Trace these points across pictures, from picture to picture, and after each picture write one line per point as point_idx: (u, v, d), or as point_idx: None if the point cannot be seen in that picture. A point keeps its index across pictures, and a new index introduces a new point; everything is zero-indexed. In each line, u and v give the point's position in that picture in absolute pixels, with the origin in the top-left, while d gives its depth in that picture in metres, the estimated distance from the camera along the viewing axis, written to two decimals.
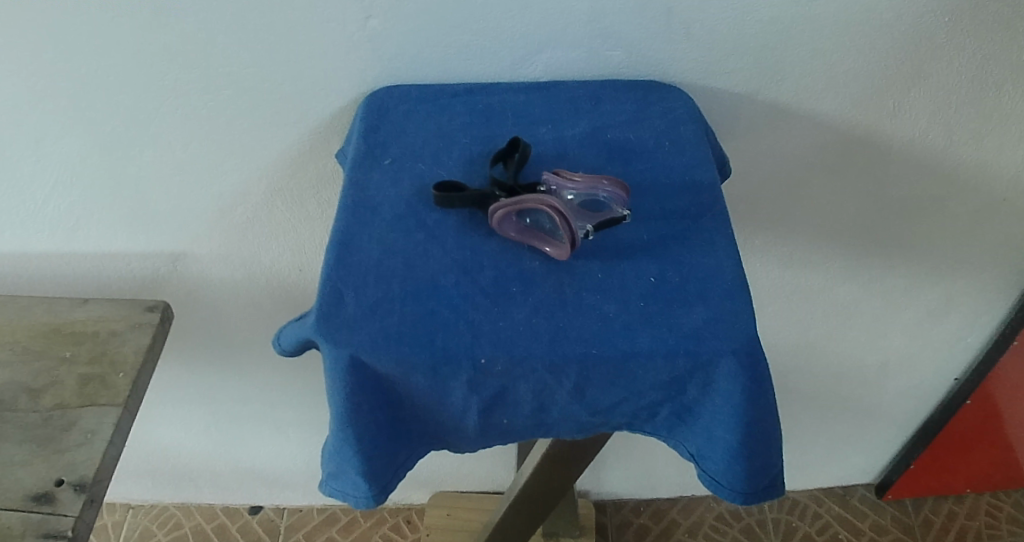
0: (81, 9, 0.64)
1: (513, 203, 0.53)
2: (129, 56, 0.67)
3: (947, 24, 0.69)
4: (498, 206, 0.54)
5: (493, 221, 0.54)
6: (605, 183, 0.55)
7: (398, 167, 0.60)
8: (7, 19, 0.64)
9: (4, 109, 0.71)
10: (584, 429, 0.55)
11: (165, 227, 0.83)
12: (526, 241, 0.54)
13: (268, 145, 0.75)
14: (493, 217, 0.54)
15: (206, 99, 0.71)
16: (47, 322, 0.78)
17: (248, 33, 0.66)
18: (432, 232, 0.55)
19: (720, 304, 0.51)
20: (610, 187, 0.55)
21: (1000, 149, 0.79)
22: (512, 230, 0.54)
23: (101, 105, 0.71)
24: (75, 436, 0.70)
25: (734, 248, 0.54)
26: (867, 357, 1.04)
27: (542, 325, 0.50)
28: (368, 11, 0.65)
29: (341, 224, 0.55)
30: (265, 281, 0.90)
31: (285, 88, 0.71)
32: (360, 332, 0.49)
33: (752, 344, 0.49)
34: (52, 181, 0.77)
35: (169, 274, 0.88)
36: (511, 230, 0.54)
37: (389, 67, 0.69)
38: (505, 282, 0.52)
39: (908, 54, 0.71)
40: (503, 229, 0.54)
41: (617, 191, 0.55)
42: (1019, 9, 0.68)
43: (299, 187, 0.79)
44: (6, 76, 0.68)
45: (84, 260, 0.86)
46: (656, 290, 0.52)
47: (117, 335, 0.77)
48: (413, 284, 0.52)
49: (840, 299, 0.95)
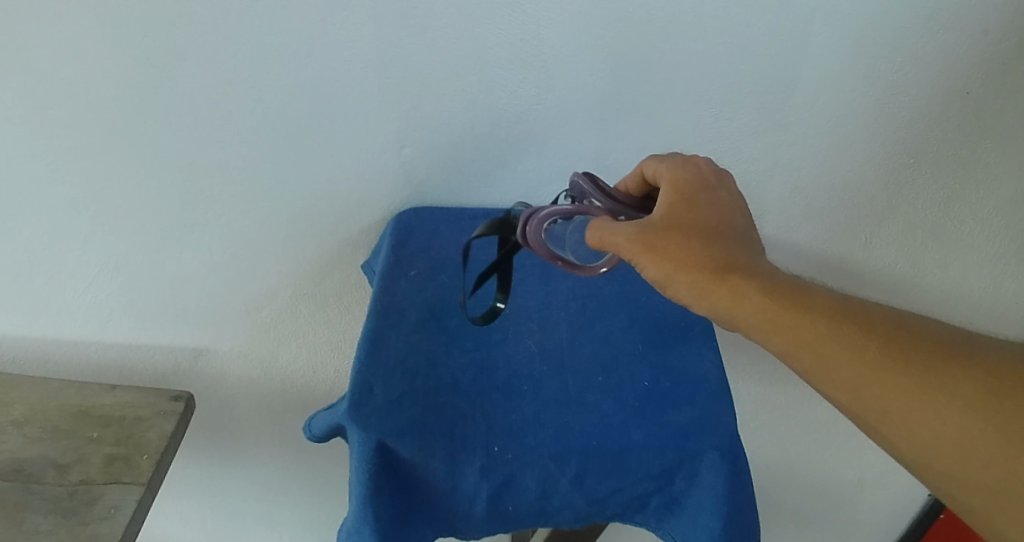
0: (147, 121, 0.70)
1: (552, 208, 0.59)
2: (184, 165, 0.74)
3: (912, 165, 0.79)
4: (527, 214, 0.60)
5: (523, 238, 0.60)
6: (633, 173, 0.65)
7: (423, 277, 0.68)
8: (79, 126, 0.70)
9: (61, 209, 0.76)
10: (580, 519, 0.59)
11: (193, 323, 0.88)
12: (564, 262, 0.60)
13: (301, 253, 0.83)
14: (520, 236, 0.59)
15: (249, 208, 0.78)
16: (78, 405, 0.83)
17: (296, 151, 0.74)
18: (453, 334, 0.63)
19: (706, 406, 0.58)
20: (632, 187, 0.66)
21: (965, 275, 0.88)
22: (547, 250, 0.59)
23: (152, 206, 0.76)
24: (99, 510, 0.74)
25: (719, 357, 0.62)
26: (844, 472, 1.10)
27: (549, 417, 0.58)
28: (404, 141, 0.74)
29: (370, 323, 0.61)
30: (279, 380, 0.95)
31: (322, 203, 0.78)
32: (390, 420, 0.55)
33: (733, 441, 0.56)
34: (92, 275, 0.82)
35: (190, 368, 0.92)
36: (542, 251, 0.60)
37: (417, 190, 0.78)
38: (516, 381, 0.60)
39: (875, 195, 0.81)
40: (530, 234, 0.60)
41: (639, 190, 0.66)
42: (973, 154, 0.78)
43: (323, 292, 0.86)
44: (69, 177, 0.73)
45: (111, 350, 0.89)
46: (649, 394, 0.59)
47: (143, 420, 0.82)
48: (436, 380, 0.59)
49: (818, 415, 1.03)
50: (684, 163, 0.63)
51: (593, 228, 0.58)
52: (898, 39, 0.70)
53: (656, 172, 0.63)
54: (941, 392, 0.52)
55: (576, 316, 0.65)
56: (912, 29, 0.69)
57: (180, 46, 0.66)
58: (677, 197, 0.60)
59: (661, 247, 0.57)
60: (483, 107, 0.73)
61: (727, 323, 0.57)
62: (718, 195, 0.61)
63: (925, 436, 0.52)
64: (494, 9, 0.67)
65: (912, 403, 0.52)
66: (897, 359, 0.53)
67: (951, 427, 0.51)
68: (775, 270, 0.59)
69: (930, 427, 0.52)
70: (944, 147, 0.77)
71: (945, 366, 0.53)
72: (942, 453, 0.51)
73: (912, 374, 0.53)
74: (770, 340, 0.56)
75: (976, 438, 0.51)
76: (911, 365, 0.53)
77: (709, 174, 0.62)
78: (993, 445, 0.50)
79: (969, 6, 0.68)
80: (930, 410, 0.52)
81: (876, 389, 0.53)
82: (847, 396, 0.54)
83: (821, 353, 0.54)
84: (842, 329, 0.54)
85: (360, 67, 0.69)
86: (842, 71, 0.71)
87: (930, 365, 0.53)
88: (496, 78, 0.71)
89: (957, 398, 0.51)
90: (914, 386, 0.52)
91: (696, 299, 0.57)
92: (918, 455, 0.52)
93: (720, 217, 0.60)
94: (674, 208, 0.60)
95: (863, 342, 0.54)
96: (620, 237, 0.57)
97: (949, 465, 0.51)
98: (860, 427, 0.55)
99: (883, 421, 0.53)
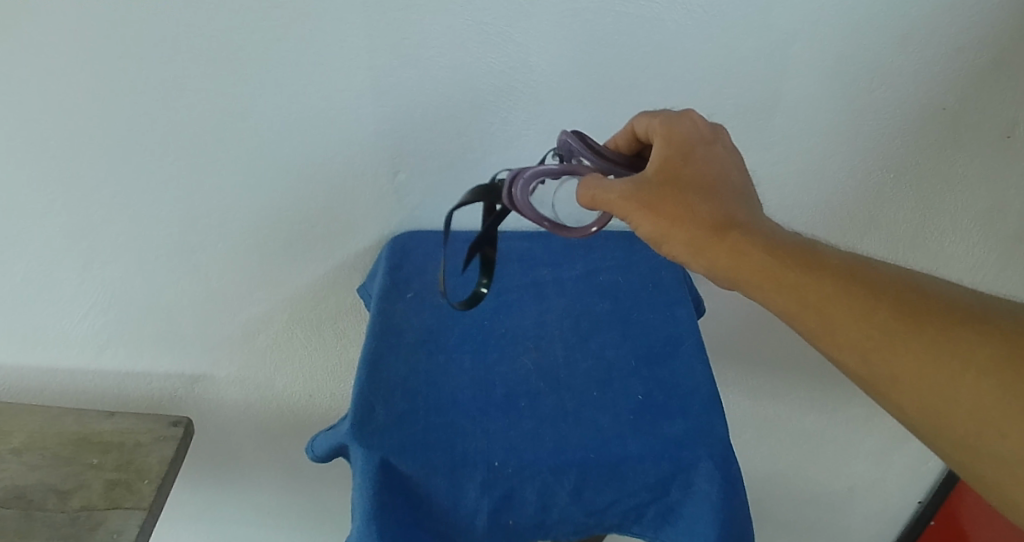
0: (145, 151, 0.71)
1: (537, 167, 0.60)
2: (182, 193, 0.75)
3: (892, 180, 0.81)
4: (512, 175, 0.61)
5: (506, 199, 0.60)
6: (624, 130, 0.66)
7: (420, 300, 0.69)
8: (78, 157, 0.71)
9: (59, 239, 0.76)
10: (579, 530, 0.61)
11: (190, 349, 0.88)
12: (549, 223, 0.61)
13: (297, 279, 0.84)
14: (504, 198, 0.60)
15: (246, 235, 0.79)
16: (77, 431, 0.84)
17: (292, 177, 0.75)
18: (451, 354, 0.64)
19: (699, 417, 0.60)
20: (622, 144, 0.67)
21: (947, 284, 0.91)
22: (531, 211, 0.60)
23: (150, 234, 0.77)
24: (102, 535, 0.74)
25: (709, 370, 0.64)
26: (835, 482, 1.12)
27: (547, 432, 0.59)
28: (398, 167, 0.76)
29: (370, 346, 0.64)
30: (276, 406, 0.96)
31: (319, 229, 0.80)
32: (391, 438, 0.57)
33: (725, 450, 0.58)
34: (89, 304, 0.82)
35: (187, 394, 0.92)
36: (527, 213, 0.60)
37: (412, 215, 0.80)
38: (514, 398, 0.61)
39: (855, 209, 0.84)
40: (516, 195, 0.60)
41: (631, 147, 0.67)
42: (950, 168, 0.80)
43: (318, 317, 0.87)
44: (68, 208, 0.74)
45: (108, 377, 0.90)
46: (643, 406, 0.61)
47: (142, 446, 0.83)
48: (435, 399, 0.60)
49: (807, 426, 1.05)
50: (680, 117, 0.62)
51: (584, 187, 0.59)
52: (874, 60, 0.72)
53: (651, 129, 0.63)
54: (957, 356, 0.47)
55: (569, 334, 0.67)
56: (888, 50, 0.72)
57: (178, 77, 0.67)
58: (672, 153, 0.60)
59: (654, 203, 0.57)
60: (473, 133, 0.75)
61: (725, 281, 0.55)
62: (715, 150, 0.61)
63: (936, 404, 0.47)
64: (485, 39, 0.69)
65: (924, 367, 0.48)
66: (907, 318, 0.49)
67: (966, 395, 0.46)
68: (778, 230, 0.57)
69: (942, 394, 0.47)
70: (922, 162, 0.80)
71: (962, 330, 0.48)
72: (956, 423, 0.47)
73: (925, 335, 0.48)
74: (770, 297, 0.54)
75: (996, 409, 0.45)
76: (923, 326, 0.49)
77: (706, 129, 0.62)
78: (1014, 416, 0.44)
79: (942, 28, 0.70)
80: (941, 375, 0.47)
81: (882, 351, 0.49)
82: (850, 357, 0.51)
83: (822, 311, 0.51)
84: (848, 288, 0.51)
85: (355, 96, 0.71)
86: (820, 91, 0.74)
87: (945, 327, 0.48)
88: (486, 105, 0.73)
89: (973, 363, 0.46)
90: (924, 348, 0.48)
91: (692, 256, 0.56)
92: (933, 427, 0.48)
93: (719, 178, 0.60)
94: (668, 164, 0.59)
95: (869, 301, 0.51)
96: (612, 194, 0.58)
97: (964, 437, 0.46)
98: (870, 395, 0.51)
99: (890, 386, 0.49)
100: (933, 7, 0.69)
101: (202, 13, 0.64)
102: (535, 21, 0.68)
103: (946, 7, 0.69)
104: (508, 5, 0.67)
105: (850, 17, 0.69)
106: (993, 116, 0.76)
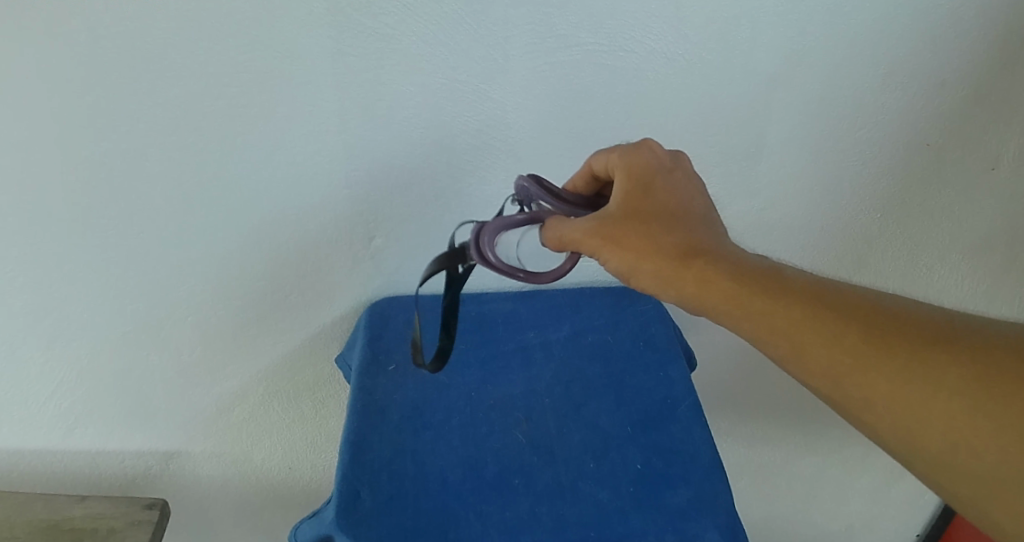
0: (109, 227, 0.68)
1: (500, 219, 0.58)
2: (150, 268, 0.71)
3: (879, 220, 0.81)
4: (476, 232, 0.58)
5: (475, 256, 0.58)
6: (581, 171, 0.63)
7: (403, 371, 0.67)
8: (36, 236, 0.67)
9: (18, 321, 0.72)
10: None
11: (164, 426, 0.84)
12: (523, 274, 0.58)
13: (273, 348, 0.80)
14: (474, 256, 0.58)
15: (219, 308, 0.75)
16: (46, 520, 0.79)
17: (266, 246, 0.72)
18: (438, 430, 0.62)
19: (700, 486, 0.58)
20: (580, 186, 0.64)
21: None
22: (503, 263, 0.58)
23: (115, 312, 0.73)
24: None
25: (708, 433, 0.62)
26: (833, 522, 1.09)
27: (544, 512, 0.56)
28: (374, 232, 0.74)
29: (353, 426, 0.61)
30: (256, 479, 0.91)
31: (294, 298, 0.77)
32: (379, 527, 0.54)
33: (732, 520, 0.56)
34: (54, 385, 0.78)
35: (161, 472, 0.88)
36: (498, 267, 0.58)
37: (389, 279, 0.78)
38: (507, 475, 0.59)
39: (841, 249, 0.83)
40: (485, 255, 0.58)
41: (589, 188, 0.64)
42: (935, 206, 0.80)
43: (295, 388, 0.84)
44: (26, 290, 0.70)
45: (75, 461, 0.84)
46: (643, 476, 0.59)
47: (117, 532, 0.78)
48: (424, 481, 0.58)
49: (803, 470, 1.02)
50: (638, 147, 0.60)
51: (551, 231, 0.57)
52: (856, 103, 0.72)
53: (610, 165, 0.60)
54: (934, 378, 0.45)
55: (561, 402, 0.65)
56: (869, 91, 0.71)
57: (141, 149, 0.64)
58: (633, 184, 0.57)
59: (618, 236, 0.54)
60: (450, 194, 0.73)
61: (695, 310, 0.53)
62: (675, 178, 0.58)
63: (916, 425, 0.46)
64: (459, 98, 0.67)
65: (900, 389, 0.46)
66: (881, 341, 0.47)
67: (943, 415, 0.45)
68: (744, 254, 0.54)
69: (920, 416, 0.45)
70: (907, 202, 0.79)
71: (937, 349, 0.46)
72: (936, 444, 0.45)
73: (900, 359, 0.46)
74: (742, 326, 0.51)
75: (975, 428, 0.44)
76: (896, 348, 0.47)
77: (665, 157, 0.59)
78: (992, 434, 0.43)
79: (923, 67, 0.70)
80: (920, 396, 0.45)
81: (858, 377, 0.47)
82: (826, 384, 0.49)
83: (796, 340, 0.49)
84: (819, 313, 0.49)
85: (328, 161, 0.68)
86: (803, 136, 0.73)
87: (919, 348, 0.46)
88: (464, 163, 0.71)
89: (949, 382, 0.45)
90: (900, 373, 0.46)
91: (660, 289, 0.53)
92: (914, 449, 0.46)
93: (681, 203, 0.57)
94: (630, 197, 0.56)
95: (842, 327, 0.48)
96: (577, 232, 0.55)
97: (945, 457, 0.45)
98: (847, 419, 0.49)
99: (868, 411, 0.47)
100: (914, 49, 0.69)
101: (163, 83, 0.61)
102: (511, 78, 0.67)
103: (926, 47, 0.69)
104: (482, 63, 0.65)
105: (831, 61, 0.69)
106: (977, 150, 0.76)
